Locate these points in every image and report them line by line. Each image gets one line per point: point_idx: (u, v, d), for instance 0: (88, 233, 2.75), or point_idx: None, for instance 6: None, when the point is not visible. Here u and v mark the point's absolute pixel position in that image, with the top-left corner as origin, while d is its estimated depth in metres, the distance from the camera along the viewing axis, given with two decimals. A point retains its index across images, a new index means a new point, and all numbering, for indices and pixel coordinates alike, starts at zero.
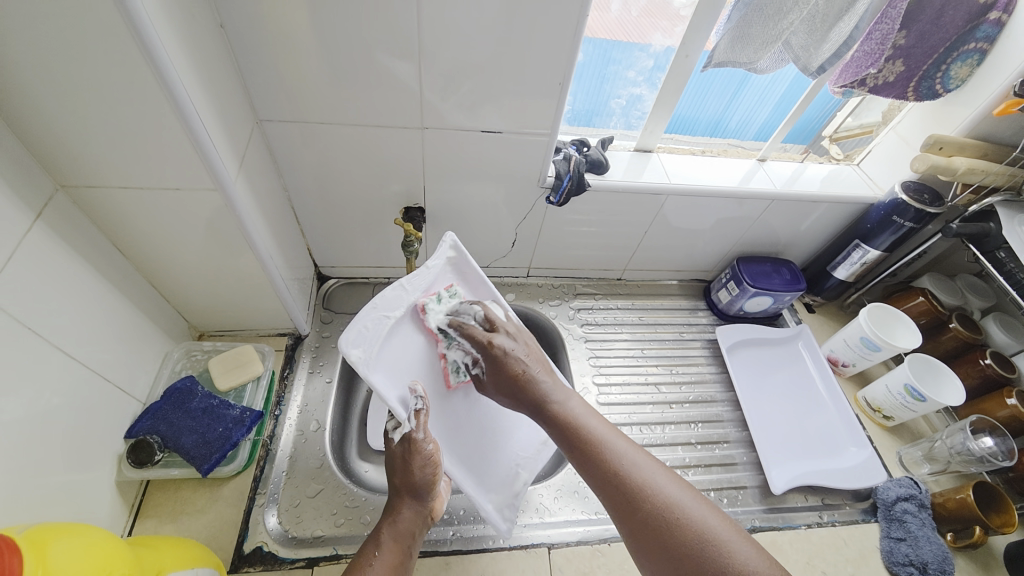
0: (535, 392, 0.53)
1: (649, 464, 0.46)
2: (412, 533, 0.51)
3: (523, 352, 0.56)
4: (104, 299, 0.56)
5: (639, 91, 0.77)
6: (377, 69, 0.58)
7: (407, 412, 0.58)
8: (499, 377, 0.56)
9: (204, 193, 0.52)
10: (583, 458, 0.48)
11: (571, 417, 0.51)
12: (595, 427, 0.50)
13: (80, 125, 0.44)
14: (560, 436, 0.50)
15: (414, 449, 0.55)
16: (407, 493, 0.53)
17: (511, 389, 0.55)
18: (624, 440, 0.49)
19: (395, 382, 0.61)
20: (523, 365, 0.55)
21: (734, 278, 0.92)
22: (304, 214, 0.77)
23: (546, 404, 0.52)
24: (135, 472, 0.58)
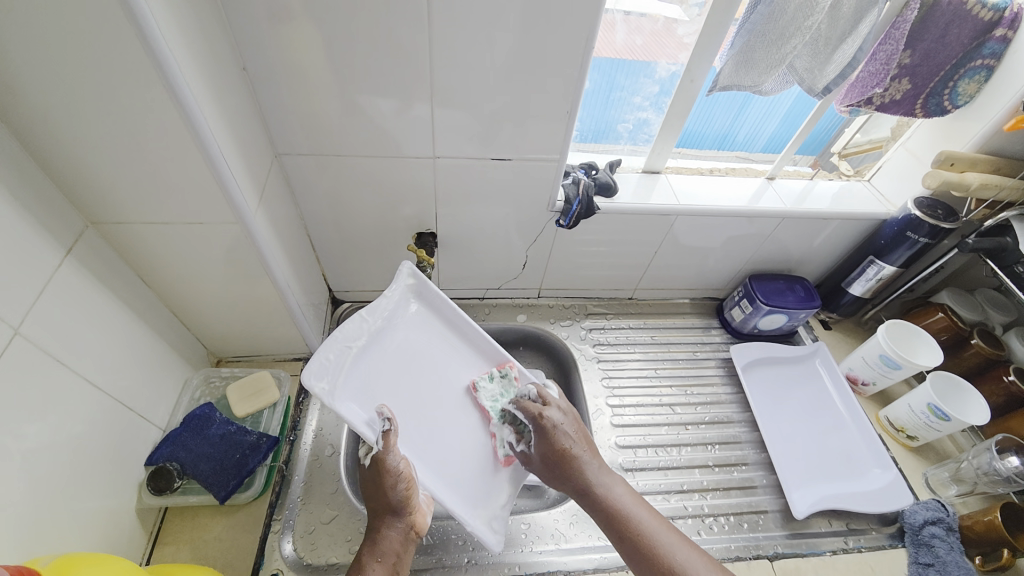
0: (582, 477, 0.55)
1: (692, 554, 0.49)
2: (396, 552, 0.50)
3: (570, 427, 0.58)
4: (128, 328, 0.57)
5: (645, 115, 0.78)
6: (390, 102, 0.60)
7: (375, 434, 0.56)
8: (546, 452, 0.58)
9: (226, 225, 0.54)
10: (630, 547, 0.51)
11: (617, 504, 0.54)
12: (642, 517, 0.53)
13: (110, 165, 0.46)
14: (606, 522, 0.54)
15: (381, 470, 0.52)
16: (385, 514, 0.52)
17: (559, 468, 0.56)
18: (667, 527, 0.52)
19: (364, 407, 0.59)
20: (569, 442, 0.57)
21: (747, 296, 0.91)
22: (319, 241, 0.79)
23: (593, 491, 0.55)
24: (154, 500, 0.59)
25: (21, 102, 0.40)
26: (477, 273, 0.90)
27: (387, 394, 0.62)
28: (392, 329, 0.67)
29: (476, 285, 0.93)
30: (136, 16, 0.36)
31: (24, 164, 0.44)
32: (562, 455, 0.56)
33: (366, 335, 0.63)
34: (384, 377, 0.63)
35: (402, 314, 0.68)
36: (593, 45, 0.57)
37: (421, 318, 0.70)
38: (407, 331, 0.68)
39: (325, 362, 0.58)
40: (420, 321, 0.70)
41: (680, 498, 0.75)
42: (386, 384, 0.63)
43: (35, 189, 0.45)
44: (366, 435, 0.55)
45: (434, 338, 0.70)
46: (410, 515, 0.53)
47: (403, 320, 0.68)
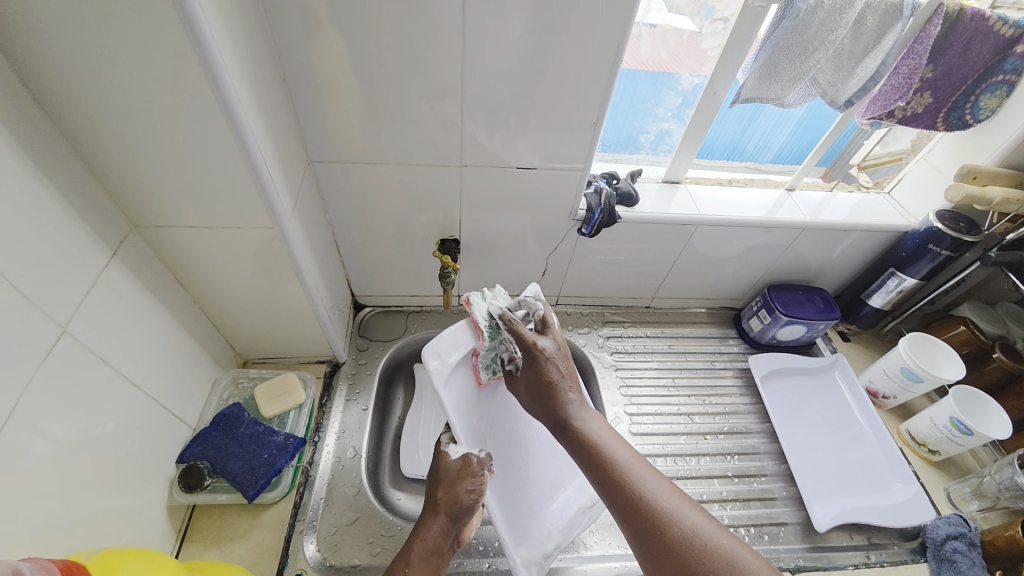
0: (559, 404, 0.52)
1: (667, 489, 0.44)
2: (438, 552, 0.52)
3: (563, 363, 0.55)
4: (165, 328, 0.59)
5: (667, 126, 0.79)
6: (421, 112, 0.62)
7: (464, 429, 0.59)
8: (532, 379, 0.55)
9: (262, 230, 0.56)
10: (598, 476, 0.47)
11: (588, 432, 0.50)
12: (603, 433, 0.50)
13: (157, 171, 0.48)
14: (576, 452, 0.50)
15: (466, 471, 0.55)
16: (444, 513, 0.54)
17: (541, 398, 0.54)
18: (639, 458, 0.47)
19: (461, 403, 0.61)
20: (557, 373, 0.54)
21: (765, 306, 0.91)
22: (345, 246, 0.80)
23: (565, 416, 0.52)
24: (185, 497, 0.60)
25: (79, 110, 0.42)
26: (497, 279, 0.91)
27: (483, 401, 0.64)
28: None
29: None
30: (195, 33, 0.38)
31: (77, 169, 0.45)
32: (547, 383, 0.53)
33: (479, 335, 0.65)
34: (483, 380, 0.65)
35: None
36: (621, 59, 0.58)
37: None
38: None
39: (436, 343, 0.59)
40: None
41: None
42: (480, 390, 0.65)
43: (85, 192, 0.46)
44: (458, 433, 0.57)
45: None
46: (461, 525, 0.54)
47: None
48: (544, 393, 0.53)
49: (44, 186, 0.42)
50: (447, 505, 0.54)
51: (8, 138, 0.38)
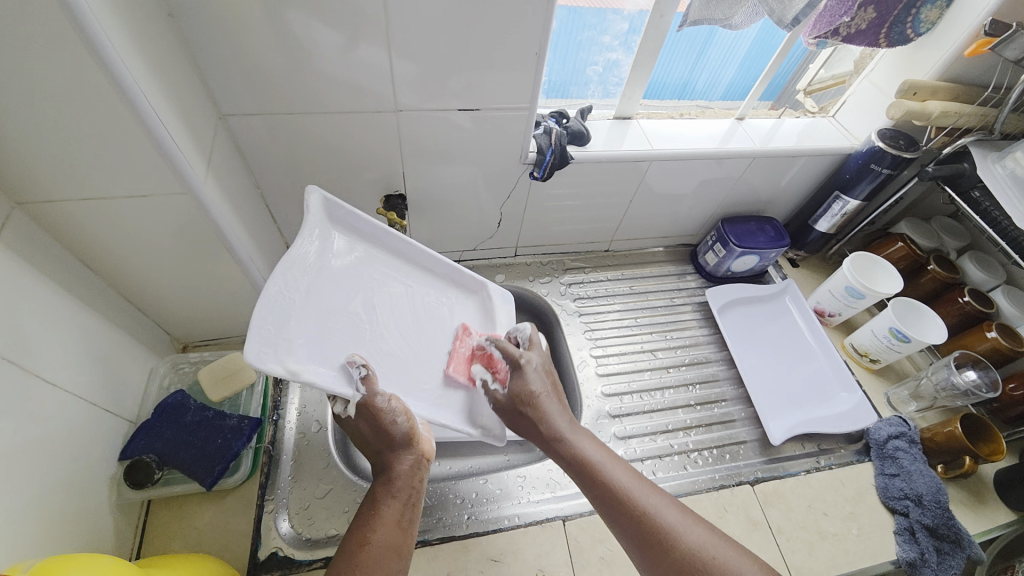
0: (548, 429, 0.56)
1: (680, 517, 0.50)
2: (413, 485, 0.50)
3: (543, 375, 0.60)
4: (78, 319, 0.53)
5: (615, 56, 0.74)
6: (343, 50, 0.54)
7: (351, 384, 0.50)
8: (515, 393, 0.58)
9: (173, 197, 0.49)
10: (609, 503, 0.51)
11: (592, 459, 0.54)
12: (612, 469, 0.53)
13: (26, 134, 0.40)
14: (575, 475, 0.54)
15: (373, 412, 0.49)
16: (391, 450, 0.51)
17: (520, 410, 0.58)
18: (650, 485, 0.53)
19: (330, 361, 0.50)
20: (539, 388, 0.58)
21: (720, 239, 0.92)
22: (278, 210, 0.73)
23: (561, 442, 0.55)
24: (136, 493, 0.57)
25: None
26: (450, 235, 0.87)
27: (355, 340, 0.54)
28: (326, 266, 0.55)
29: (451, 248, 0.90)
30: None
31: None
32: (530, 395, 0.58)
33: (304, 281, 0.51)
34: (339, 324, 0.53)
35: (327, 250, 0.57)
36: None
37: (349, 246, 0.60)
38: (346, 270, 0.58)
39: (262, 334, 0.45)
40: (347, 255, 0.59)
41: (666, 437, 0.78)
42: (341, 331, 0.53)
43: None
44: (342, 390, 0.48)
45: (377, 263, 0.62)
46: (415, 446, 0.52)
47: (335, 254, 0.57)
48: (528, 416, 0.57)
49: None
50: (385, 444, 0.50)
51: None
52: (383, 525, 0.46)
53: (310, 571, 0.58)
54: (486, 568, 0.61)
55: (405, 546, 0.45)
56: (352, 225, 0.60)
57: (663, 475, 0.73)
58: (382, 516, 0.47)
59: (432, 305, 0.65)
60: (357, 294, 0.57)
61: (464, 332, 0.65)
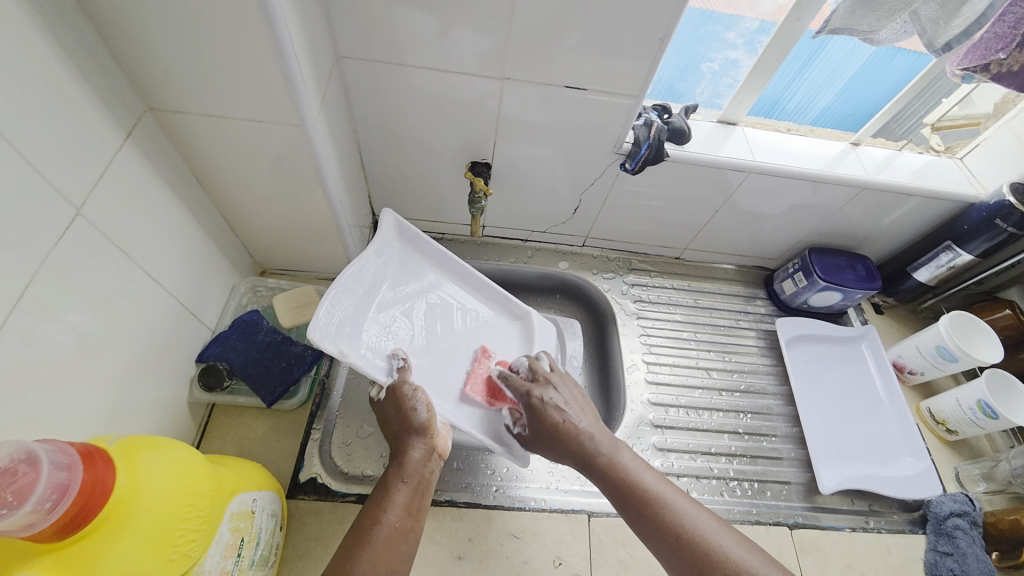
0: (575, 442, 0.55)
1: (728, 538, 0.48)
2: (423, 473, 0.51)
3: (564, 401, 0.58)
4: (182, 225, 0.57)
5: (735, 56, 0.69)
6: (465, 8, 0.54)
7: (388, 373, 0.57)
8: (537, 426, 0.58)
9: (287, 127, 0.52)
10: (647, 523, 0.50)
11: (628, 474, 0.53)
12: (648, 478, 0.53)
13: (171, 44, 0.43)
14: (610, 489, 0.53)
15: (399, 400, 0.54)
16: (409, 436, 0.53)
17: (546, 437, 0.57)
18: (691, 502, 0.51)
19: (377, 351, 0.59)
20: (561, 416, 0.57)
21: (803, 269, 0.86)
22: (369, 158, 0.75)
23: (593, 457, 0.54)
24: (205, 395, 0.60)
25: None
26: (524, 214, 0.86)
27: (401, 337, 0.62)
28: (391, 274, 0.65)
29: (522, 227, 0.90)
30: None
31: (77, 24, 0.40)
32: (558, 427, 0.56)
33: (367, 284, 0.61)
34: (390, 322, 0.62)
35: (395, 265, 0.67)
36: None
37: (412, 264, 0.69)
38: (407, 282, 0.67)
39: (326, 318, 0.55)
40: (409, 268, 0.68)
41: (706, 459, 0.75)
42: (391, 328, 0.62)
43: (94, 59, 0.42)
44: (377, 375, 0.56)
45: (438, 282, 0.70)
46: (431, 439, 0.53)
47: (399, 267, 0.67)
48: (555, 437, 0.57)
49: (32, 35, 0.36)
50: (405, 429, 0.53)
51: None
52: (394, 508, 0.47)
53: (342, 503, 0.61)
54: (507, 542, 0.62)
55: (411, 530, 0.47)
56: (425, 248, 0.70)
57: (698, 496, 0.71)
58: (394, 497, 0.48)
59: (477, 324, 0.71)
60: (406, 303, 0.66)
61: (485, 355, 0.68)
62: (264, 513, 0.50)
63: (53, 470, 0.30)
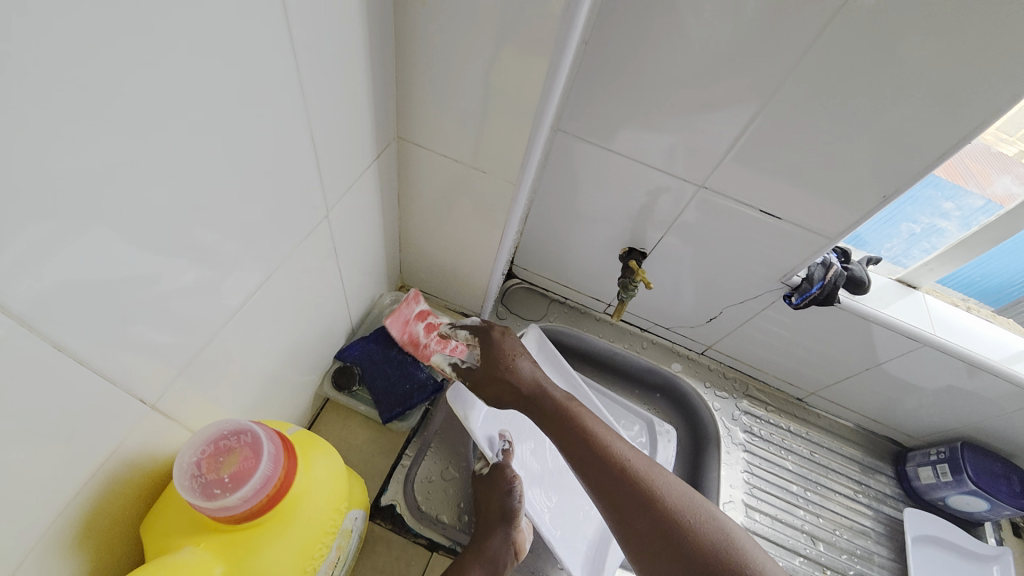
0: (525, 374, 0.60)
1: (661, 471, 0.54)
2: (500, 561, 0.56)
3: (517, 336, 0.64)
4: (374, 237, 0.62)
5: (942, 224, 0.65)
6: (697, 117, 0.56)
7: (494, 451, 0.64)
8: (489, 356, 0.62)
9: (503, 183, 0.55)
10: (586, 453, 0.55)
11: (568, 407, 0.58)
12: (584, 415, 0.58)
13: (448, 95, 0.48)
14: (547, 424, 0.58)
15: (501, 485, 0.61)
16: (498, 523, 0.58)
17: (493, 364, 0.61)
18: (629, 448, 0.56)
19: (490, 427, 0.66)
20: (515, 347, 0.63)
21: (949, 462, 0.76)
22: (534, 215, 0.78)
23: (541, 388, 0.59)
24: (332, 392, 0.63)
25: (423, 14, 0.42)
26: (657, 307, 0.84)
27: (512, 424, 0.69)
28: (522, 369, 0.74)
29: (648, 319, 0.88)
30: None
31: (384, 59, 0.46)
32: (511, 355, 0.61)
33: None
34: (508, 410, 0.70)
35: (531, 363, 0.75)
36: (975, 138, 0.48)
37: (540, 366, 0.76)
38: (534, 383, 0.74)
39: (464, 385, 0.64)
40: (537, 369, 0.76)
41: None
42: (507, 413, 0.70)
43: (383, 93, 0.48)
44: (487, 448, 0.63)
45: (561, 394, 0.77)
46: (516, 532, 0.58)
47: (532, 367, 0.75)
48: (506, 366, 0.61)
49: (358, 63, 0.41)
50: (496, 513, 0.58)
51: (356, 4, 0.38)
52: None
53: (412, 543, 0.60)
54: None
55: None
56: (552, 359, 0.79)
57: None
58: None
59: None
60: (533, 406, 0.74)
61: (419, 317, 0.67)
62: (358, 531, 0.50)
63: (267, 462, 0.35)
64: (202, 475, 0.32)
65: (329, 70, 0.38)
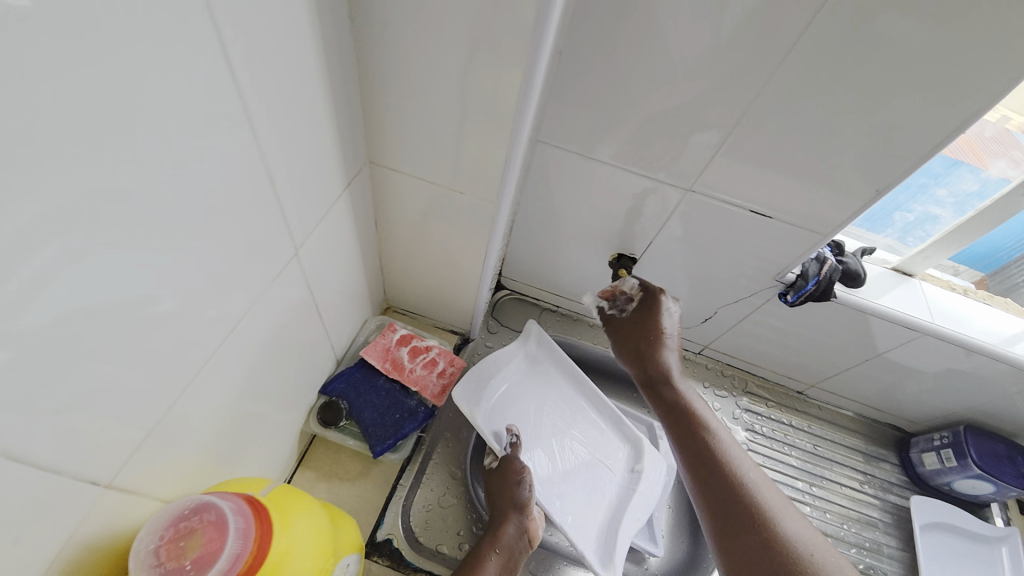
0: (659, 357, 0.66)
1: (768, 486, 0.53)
2: (515, 550, 0.57)
3: (677, 331, 0.68)
4: (353, 264, 0.59)
5: (937, 211, 0.64)
6: (681, 120, 0.54)
7: (500, 444, 0.65)
8: (638, 325, 0.69)
9: (482, 202, 0.53)
10: (697, 445, 0.57)
11: (688, 404, 0.62)
12: (705, 415, 0.61)
13: (419, 116, 0.46)
14: (670, 413, 0.62)
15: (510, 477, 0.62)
16: (511, 512, 0.59)
17: (639, 335, 0.69)
18: (739, 445, 0.57)
19: (495, 422, 0.68)
20: (672, 339, 0.67)
21: (954, 446, 0.76)
22: (520, 226, 0.75)
23: (666, 377, 0.65)
24: (319, 429, 0.60)
25: (385, 34, 0.40)
26: None
27: (518, 419, 0.70)
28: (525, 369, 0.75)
29: None
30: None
31: (347, 82, 0.43)
32: (659, 336, 0.67)
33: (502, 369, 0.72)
34: (514, 406, 0.71)
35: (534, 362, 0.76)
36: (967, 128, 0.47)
37: (544, 363, 0.78)
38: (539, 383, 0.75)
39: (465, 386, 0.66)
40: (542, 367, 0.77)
41: None
42: (513, 409, 0.71)
43: (349, 119, 0.45)
44: (493, 442, 0.64)
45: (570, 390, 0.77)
46: (530, 522, 0.58)
47: (535, 366, 0.76)
48: (651, 341, 0.67)
49: (321, 92, 0.39)
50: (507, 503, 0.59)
51: (311, 30, 0.35)
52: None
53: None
54: None
55: None
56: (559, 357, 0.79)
57: None
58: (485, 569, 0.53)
59: (593, 436, 0.74)
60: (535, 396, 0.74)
61: (399, 341, 0.67)
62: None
63: (235, 538, 0.33)
64: (161, 563, 0.31)
65: (288, 102, 0.35)
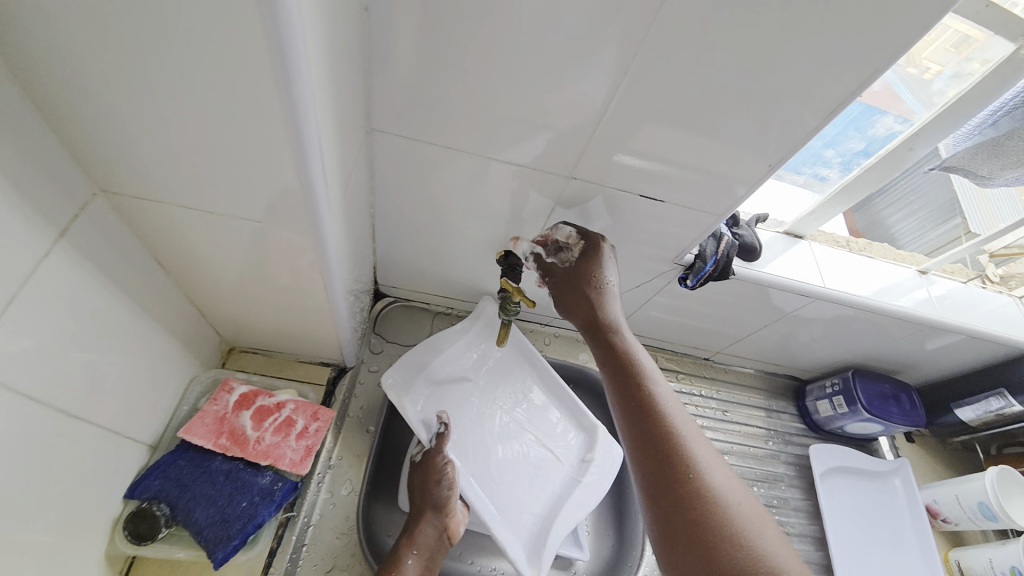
0: (598, 302, 0.50)
1: (722, 469, 0.41)
2: (433, 547, 0.54)
3: (615, 269, 0.53)
4: (132, 325, 0.43)
5: (826, 173, 0.61)
6: (545, 100, 0.43)
7: (428, 433, 0.60)
8: (574, 269, 0.52)
9: (293, 227, 0.39)
10: (641, 419, 0.43)
11: (638, 359, 0.47)
12: (656, 378, 0.46)
13: (144, 125, 0.30)
14: (613, 371, 0.47)
15: (434, 478, 0.57)
16: (429, 509, 0.55)
17: (573, 282, 0.52)
18: (693, 424, 0.44)
19: (427, 410, 0.63)
20: (609, 276, 0.51)
21: (844, 393, 0.79)
22: (382, 230, 0.62)
23: (609, 327, 0.49)
24: (130, 548, 0.45)
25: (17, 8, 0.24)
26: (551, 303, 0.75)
27: (456, 408, 0.65)
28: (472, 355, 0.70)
29: (545, 314, 0.78)
30: None
31: None
32: (599, 282, 0.51)
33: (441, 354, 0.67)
34: (452, 394, 0.66)
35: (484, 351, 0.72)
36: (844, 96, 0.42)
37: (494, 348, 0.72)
38: (489, 372, 0.71)
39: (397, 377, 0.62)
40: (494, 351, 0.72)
41: None
42: (450, 398, 0.66)
43: (18, 138, 0.29)
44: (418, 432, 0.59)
45: (521, 376, 0.72)
46: (448, 520, 0.55)
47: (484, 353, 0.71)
48: (585, 289, 0.51)
49: None
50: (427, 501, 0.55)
51: None
52: None
53: None
54: None
55: None
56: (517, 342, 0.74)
57: None
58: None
59: (543, 420, 0.70)
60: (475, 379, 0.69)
61: (238, 405, 0.53)
62: None
63: None
64: None
65: None
